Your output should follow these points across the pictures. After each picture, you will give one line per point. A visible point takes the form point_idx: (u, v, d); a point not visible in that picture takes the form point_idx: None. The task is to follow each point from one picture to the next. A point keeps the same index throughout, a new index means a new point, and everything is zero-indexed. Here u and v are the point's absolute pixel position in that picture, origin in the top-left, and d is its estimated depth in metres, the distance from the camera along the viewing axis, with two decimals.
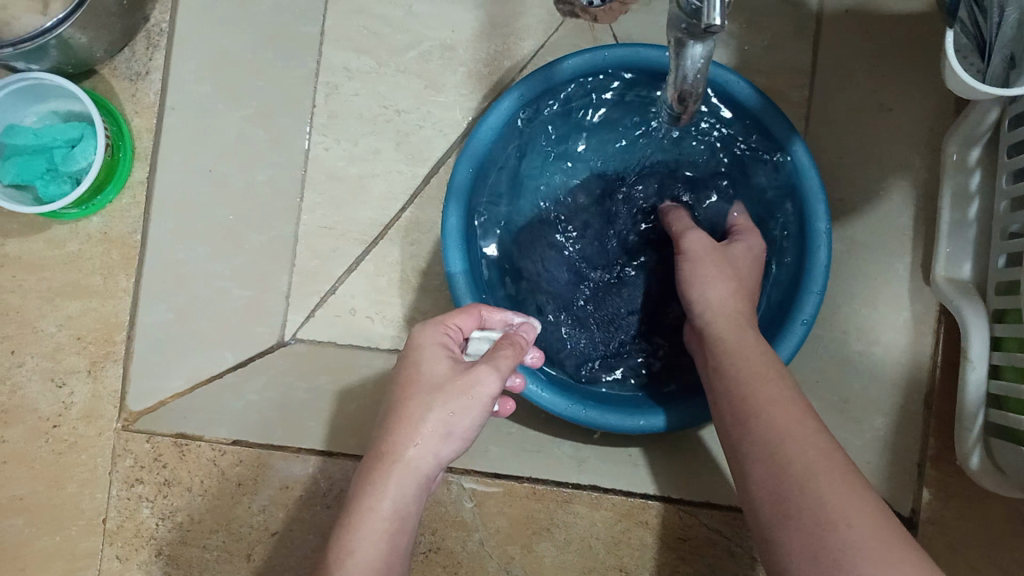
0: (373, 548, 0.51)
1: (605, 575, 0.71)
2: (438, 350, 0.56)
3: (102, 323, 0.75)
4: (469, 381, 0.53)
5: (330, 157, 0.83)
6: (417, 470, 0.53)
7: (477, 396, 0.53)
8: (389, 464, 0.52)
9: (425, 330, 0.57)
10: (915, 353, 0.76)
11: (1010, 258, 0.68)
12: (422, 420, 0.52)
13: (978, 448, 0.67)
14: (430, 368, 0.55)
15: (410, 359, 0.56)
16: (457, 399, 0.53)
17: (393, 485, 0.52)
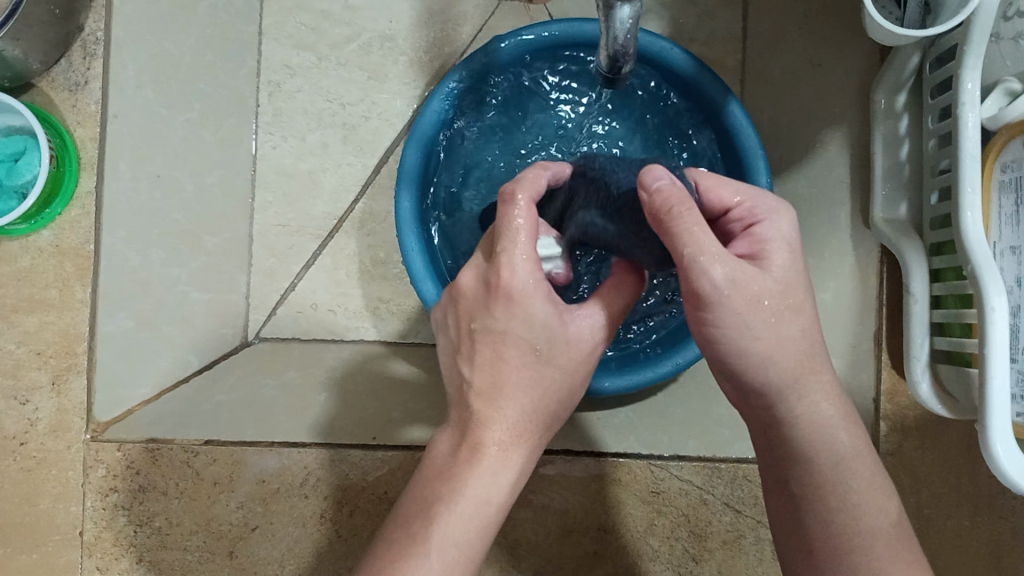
0: (473, 536, 0.50)
1: (584, 534, 0.74)
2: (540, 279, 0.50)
3: (61, 336, 0.74)
4: (572, 332, 0.52)
5: (278, 155, 0.84)
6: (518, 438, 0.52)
7: (578, 338, 0.52)
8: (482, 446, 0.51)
9: (525, 252, 0.50)
10: (863, 295, 0.79)
11: (942, 194, 0.71)
12: (524, 385, 0.51)
13: (926, 376, 0.70)
14: (540, 309, 0.50)
15: (514, 294, 0.49)
16: (563, 351, 0.51)
17: (488, 470, 0.51)
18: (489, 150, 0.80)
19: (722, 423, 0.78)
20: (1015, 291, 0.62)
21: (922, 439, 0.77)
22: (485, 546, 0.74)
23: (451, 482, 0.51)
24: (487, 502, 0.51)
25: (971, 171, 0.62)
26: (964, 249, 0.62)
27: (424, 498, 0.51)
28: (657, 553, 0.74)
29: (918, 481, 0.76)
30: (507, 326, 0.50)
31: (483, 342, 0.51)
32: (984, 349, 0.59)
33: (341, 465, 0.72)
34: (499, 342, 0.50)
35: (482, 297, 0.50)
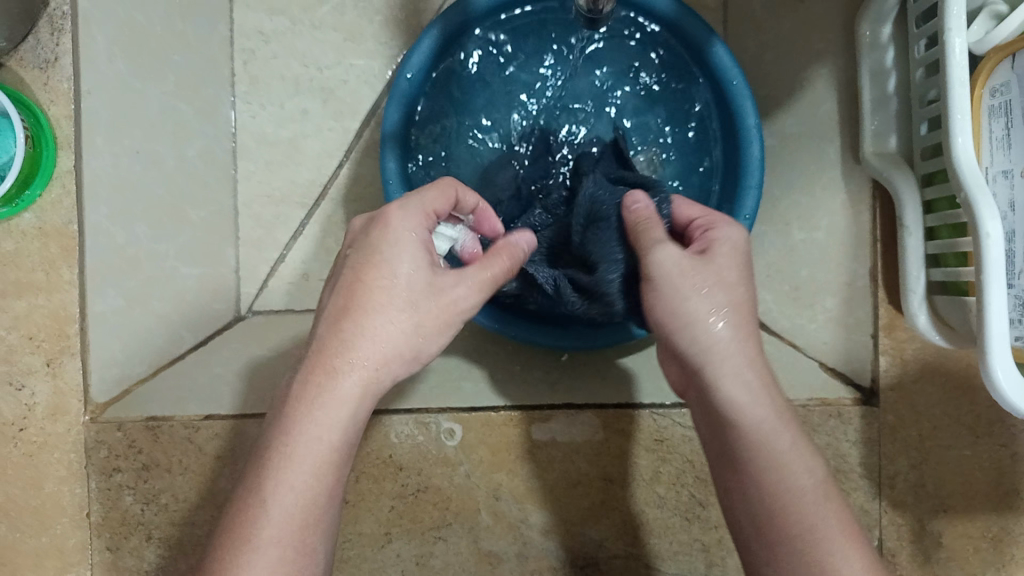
0: (291, 491, 0.49)
1: (590, 486, 0.75)
2: (417, 243, 0.53)
3: (52, 317, 0.71)
4: (448, 301, 0.54)
5: (257, 123, 0.85)
6: (349, 396, 0.51)
7: (450, 312, 0.54)
8: (324, 372, 0.51)
9: (407, 220, 0.53)
10: (857, 231, 0.79)
11: (932, 123, 0.70)
12: (376, 327, 0.52)
13: (923, 308, 0.70)
14: (405, 258, 0.52)
15: (382, 228, 0.53)
16: (434, 320, 0.53)
17: (319, 410, 0.51)
18: (475, 113, 0.79)
19: None
20: (1009, 216, 0.63)
21: (921, 371, 0.77)
22: (493, 502, 0.74)
23: (388, 299, 0.52)
24: (409, 332, 0.52)
25: (960, 96, 0.62)
26: (956, 177, 0.62)
27: (281, 430, 0.51)
28: (663, 499, 0.74)
29: (918, 412, 0.77)
30: (380, 250, 0.53)
31: (354, 260, 0.53)
32: (981, 275, 0.59)
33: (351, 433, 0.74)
34: (366, 270, 0.52)
35: (366, 229, 0.54)
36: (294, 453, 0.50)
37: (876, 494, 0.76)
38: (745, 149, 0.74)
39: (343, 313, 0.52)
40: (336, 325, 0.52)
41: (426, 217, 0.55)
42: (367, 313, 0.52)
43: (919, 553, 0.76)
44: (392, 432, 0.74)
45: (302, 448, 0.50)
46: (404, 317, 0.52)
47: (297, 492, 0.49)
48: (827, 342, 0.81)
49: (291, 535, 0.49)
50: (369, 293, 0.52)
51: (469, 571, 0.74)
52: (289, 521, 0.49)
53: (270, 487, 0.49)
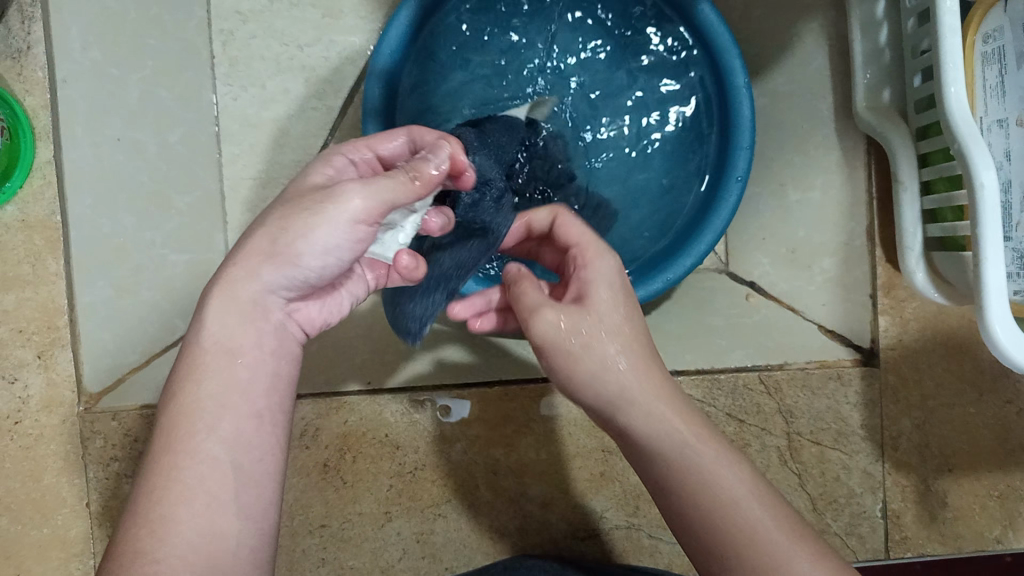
0: (216, 388, 0.46)
1: (589, 458, 0.74)
2: (348, 159, 0.51)
3: (41, 310, 0.72)
4: (335, 192, 0.46)
5: (239, 107, 0.79)
6: (241, 294, 0.48)
7: (333, 205, 0.45)
8: (213, 285, 0.48)
9: (350, 144, 0.53)
10: (851, 188, 0.77)
11: (925, 74, 0.68)
12: (254, 235, 0.48)
13: (921, 265, 0.69)
14: (319, 170, 0.50)
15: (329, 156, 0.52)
16: (303, 212, 0.46)
17: (218, 315, 0.48)
18: (465, 85, 0.78)
19: (721, 333, 0.78)
20: (1005, 166, 0.61)
21: (923, 330, 0.75)
22: (491, 478, 0.74)
23: (279, 204, 0.49)
24: (272, 245, 0.47)
25: (952, 43, 0.60)
26: (950, 128, 0.60)
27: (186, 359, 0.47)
28: None
29: (921, 372, 0.76)
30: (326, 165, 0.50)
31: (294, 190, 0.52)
32: (976, 229, 0.57)
33: (343, 413, 0.73)
34: (280, 197, 0.51)
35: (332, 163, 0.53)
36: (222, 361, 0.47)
37: (877, 457, 0.76)
38: (735, 107, 0.72)
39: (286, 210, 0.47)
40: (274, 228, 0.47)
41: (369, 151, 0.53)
42: (249, 229, 0.49)
43: (924, 514, 0.75)
44: (386, 411, 0.74)
45: (209, 357, 0.47)
46: (358, 191, 0.45)
47: (226, 399, 0.46)
48: (825, 304, 0.78)
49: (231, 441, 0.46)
50: (271, 209, 0.49)
51: (470, 547, 0.74)
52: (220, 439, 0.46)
53: (196, 397, 0.46)
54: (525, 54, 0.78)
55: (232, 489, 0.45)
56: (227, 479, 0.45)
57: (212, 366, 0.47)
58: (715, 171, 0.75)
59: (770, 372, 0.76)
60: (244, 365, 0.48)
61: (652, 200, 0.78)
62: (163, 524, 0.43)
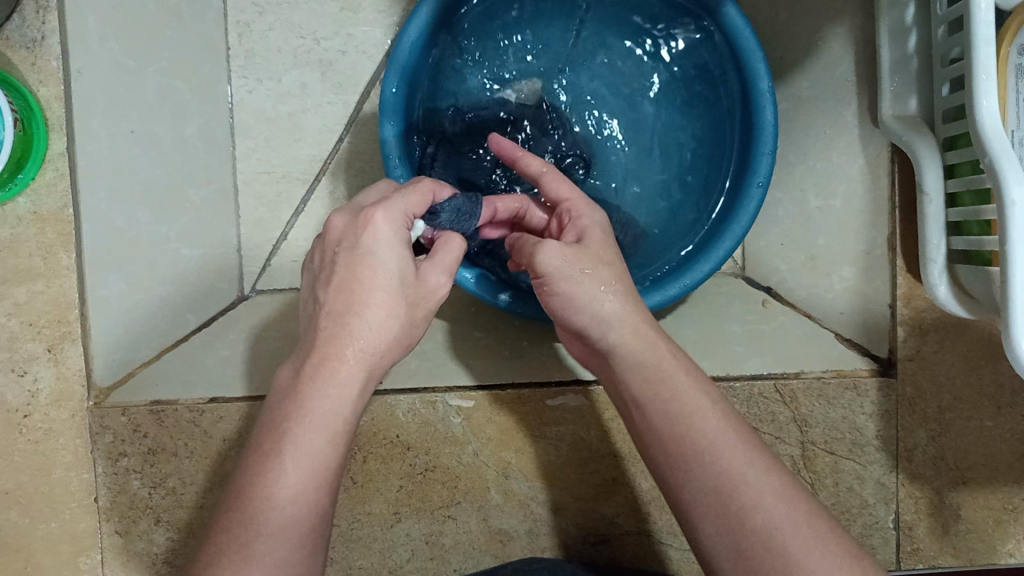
0: (317, 449, 0.49)
1: (602, 463, 0.74)
2: (394, 233, 0.53)
3: (53, 305, 0.70)
4: (428, 288, 0.54)
5: (255, 99, 0.83)
6: (359, 362, 0.52)
7: (433, 295, 0.55)
8: (330, 348, 0.51)
9: (382, 219, 0.52)
10: (874, 196, 0.76)
11: (954, 85, 0.67)
12: (366, 309, 0.51)
13: (944, 279, 0.68)
14: (385, 257, 0.52)
15: (365, 231, 0.52)
16: (416, 307, 0.53)
17: (335, 381, 0.51)
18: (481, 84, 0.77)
19: (736, 339, 0.78)
20: None
21: (942, 341, 0.75)
22: (504, 481, 0.73)
23: (376, 287, 0.52)
24: (387, 322, 0.52)
25: (987, 54, 0.58)
26: (978, 141, 0.59)
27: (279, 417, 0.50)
28: None
29: (939, 384, 0.75)
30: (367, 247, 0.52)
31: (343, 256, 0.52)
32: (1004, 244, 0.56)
33: None
34: (350, 269, 0.52)
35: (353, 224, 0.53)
36: (333, 378, 0.51)
37: (892, 468, 0.75)
38: (758, 111, 0.71)
39: (339, 287, 0.52)
40: (333, 305, 0.52)
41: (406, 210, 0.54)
42: (357, 300, 0.52)
43: (938, 526, 0.75)
44: (398, 412, 0.73)
45: (313, 416, 0.50)
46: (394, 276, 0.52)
47: (329, 419, 0.50)
48: (843, 313, 0.79)
49: (322, 460, 0.50)
50: (360, 287, 0.52)
51: (479, 549, 0.73)
52: (294, 496, 0.48)
53: (302, 414, 0.50)
54: (544, 57, 0.77)
55: (323, 492, 0.50)
56: (306, 532, 0.48)
57: (325, 383, 0.51)
58: (737, 177, 0.74)
59: (787, 381, 0.75)
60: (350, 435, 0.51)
61: (671, 201, 0.77)
62: (259, 514, 0.47)
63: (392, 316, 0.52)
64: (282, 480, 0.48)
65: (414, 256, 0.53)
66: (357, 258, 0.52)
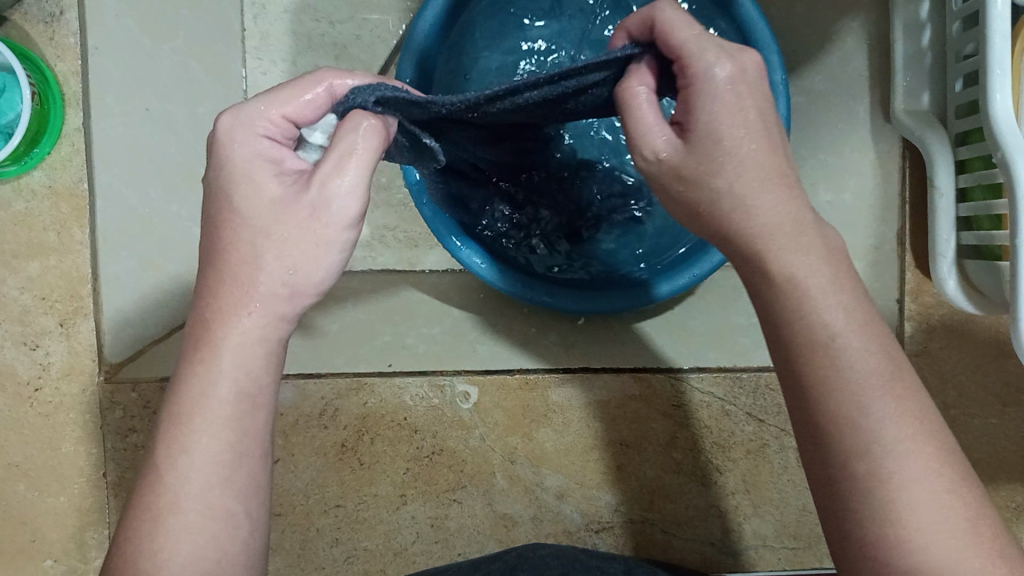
0: (214, 441, 0.41)
1: (607, 450, 0.74)
2: (261, 146, 0.43)
3: (65, 279, 0.71)
4: (319, 209, 0.42)
5: (269, 82, 0.79)
6: (249, 337, 0.42)
7: (329, 222, 0.42)
8: (212, 331, 0.42)
9: (260, 125, 0.43)
10: (885, 193, 0.76)
11: (968, 80, 0.67)
12: (250, 258, 0.42)
13: (954, 274, 0.68)
14: (254, 174, 0.42)
15: (221, 150, 0.43)
16: (307, 236, 0.42)
17: (224, 362, 0.42)
18: None
19: (746, 330, 0.77)
20: None
21: (948, 337, 0.75)
22: (509, 466, 0.74)
23: (247, 225, 0.42)
24: (278, 263, 0.42)
25: (1000, 50, 0.59)
26: (992, 134, 0.59)
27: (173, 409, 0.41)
28: (680, 464, 0.74)
29: (945, 379, 0.75)
30: (225, 182, 0.43)
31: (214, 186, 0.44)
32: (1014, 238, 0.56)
33: (362, 394, 0.73)
34: (218, 207, 0.43)
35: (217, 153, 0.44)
36: (212, 356, 0.42)
37: None
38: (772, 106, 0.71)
39: (216, 250, 0.43)
40: (211, 261, 0.43)
41: (277, 118, 0.43)
42: (229, 256, 0.42)
43: None
44: (406, 394, 0.74)
45: (199, 407, 0.41)
46: (274, 193, 0.42)
47: (216, 405, 0.41)
48: None
49: (217, 459, 0.41)
50: (235, 236, 0.42)
51: (484, 534, 0.74)
52: (197, 496, 0.40)
53: (183, 408, 0.41)
54: None
55: (233, 496, 0.41)
56: (220, 532, 0.40)
57: (210, 363, 0.42)
58: None
59: None
60: (260, 416, 0.42)
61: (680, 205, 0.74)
62: (157, 532, 0.40)
63: (263, 267, 0.42)
64: (183, 484, 0.40)
65: (297, 168, 0.44)
66: (219, 187, 0.43)
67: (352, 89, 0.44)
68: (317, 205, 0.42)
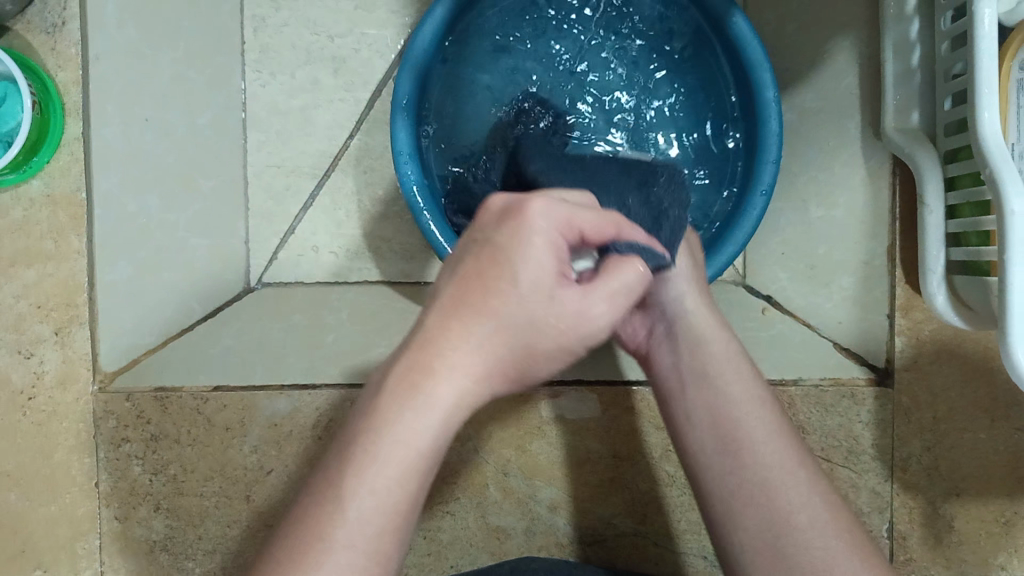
0: (388, 481, 0.45)
1: (600, 463, 0.74)
2: (548, 242, 0.46)
3: (62, 288, 0.71)
4: (584, 307, 0.47)
5: (268, 93, 0.84)
6: (467, 361, 0.46)
7: (574, 318, 0.47)
8: (411, 382, 0.45)
9: (542, 222, 0.46)
10: (876, 209, 0.77)
11: (956, 99, 0.69)
12: (508, 298, 0.46)
13: (943, 288, 0.69)
14: (539, 259, 0.46)
15: (516, 227, 0.46)
16: (569, 319, 0.47)
17: (410, 410, 0.45)
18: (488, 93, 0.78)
19: None
20: None
21: (938, 352, 0.76)
22: (502, 478, 0.74)
23: (518, 295, 0.46)
24: (520, 303, 0.46)
25: (989, 68, 0.60)
26: (980, 152, 0.60)
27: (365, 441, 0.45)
28: (673, 478, 0.74)
29: (934, 395, 0.76)
30: (512, 245, 0.46)
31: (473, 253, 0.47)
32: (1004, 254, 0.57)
33: (357, 407, 0.72)
34: (489, 256, 0.47)
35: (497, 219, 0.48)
36: (427, 410, 0.45)
37: (887, 477, 0.76)
38: (763, 123, 0.73)
39: (467, 281, 0.47)
40: (405, 370, 0.46)
41: (572, 223, 0.48)
42: (491, 296, 0.46)
43: (930, 537, 0.76)
44: None
45: (384, 446, 0.45)
46: (542, 258, 0.46)
47: (398, 448, 0.45)
48: (842, 322, 0.79)
49: (392, 494, 0.44)
50: (494, 300, 0.46)
51: (477, 546, 0.74)
52: (351, 552, 0.43)
53: (381, 445, 0.45)
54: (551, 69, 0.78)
55: (394, 544, 0.45)
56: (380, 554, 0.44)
57: (421, 389, 0.45)
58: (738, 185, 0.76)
59: (784, 388, 0.76)
60: (428, 463, 0.46)
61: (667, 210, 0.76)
62: (318, 560, 0.43)
63: (507, 298, 0.46)
64: (345, 523, 0.44)
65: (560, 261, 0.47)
66: (503, 256, 0.46)
67: (627, 244, 0.51)
68: (577, 316, 0.47)
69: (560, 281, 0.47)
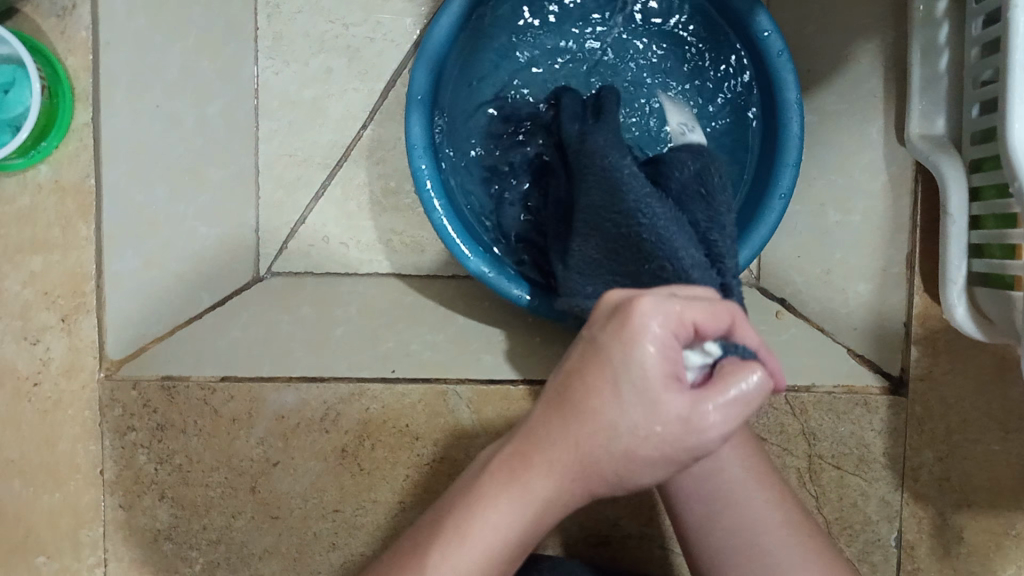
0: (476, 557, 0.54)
1: None
2: (659, 337, 0.45)
3: (68, 275, 0.70)
4: (690, 422, 0.45)
5: (281, 82, 0.84)
6: (569, 460, 0.50)
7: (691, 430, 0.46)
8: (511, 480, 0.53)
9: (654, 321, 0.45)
10: (895, 215, 0.76)
11: (984, 107, 0.68)
12: (603, 407, 0.48)
13: (963, 300, 0.68)
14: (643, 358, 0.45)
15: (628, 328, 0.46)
16: (666, 436, 0.46)
17: (504, 502, 0.54)
18: (495, 92, 0.77)
19: None
20: None
21: (954, 362, 0.75)
22: None
23: (612, 390, 0.47)
24: (632, 410, 0.46)
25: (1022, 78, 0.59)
26: (1010, 164, 0.59)
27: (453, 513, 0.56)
28: None
29: (948, 406, 0.75)
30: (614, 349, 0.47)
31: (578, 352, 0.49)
32: None
33: (364, 400, 0.71)
34: (593, 360, 0.48)
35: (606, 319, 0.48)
36: (519, 497, 0.53)
37: (897, 486, 0.75)
38: (784, 124, 0.72)
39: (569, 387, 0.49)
40: (518, 455, 0.53)
41: (684, 321, 0.46)
42: (583, 399, 0.48)
43: (938, 547, 0.75)
44: (408, 401, 0.71)
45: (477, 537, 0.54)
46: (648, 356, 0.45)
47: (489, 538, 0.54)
48: (856, 329, 0.78)
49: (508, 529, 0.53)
50: (582, 412, 0.49)
51: None
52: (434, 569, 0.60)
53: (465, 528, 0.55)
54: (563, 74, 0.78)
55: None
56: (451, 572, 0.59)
57: (525, 476, 0.52)
58: (755, 187, 0.75)
59: (796, 394, 0.75)
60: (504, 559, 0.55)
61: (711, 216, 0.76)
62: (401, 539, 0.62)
63: (617, 445, 0.48)
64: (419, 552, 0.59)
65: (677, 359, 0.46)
66: (602, 358, 0.47)
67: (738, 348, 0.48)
68: (684, 435, 0.46)
69: (672, 387, 0.46)
